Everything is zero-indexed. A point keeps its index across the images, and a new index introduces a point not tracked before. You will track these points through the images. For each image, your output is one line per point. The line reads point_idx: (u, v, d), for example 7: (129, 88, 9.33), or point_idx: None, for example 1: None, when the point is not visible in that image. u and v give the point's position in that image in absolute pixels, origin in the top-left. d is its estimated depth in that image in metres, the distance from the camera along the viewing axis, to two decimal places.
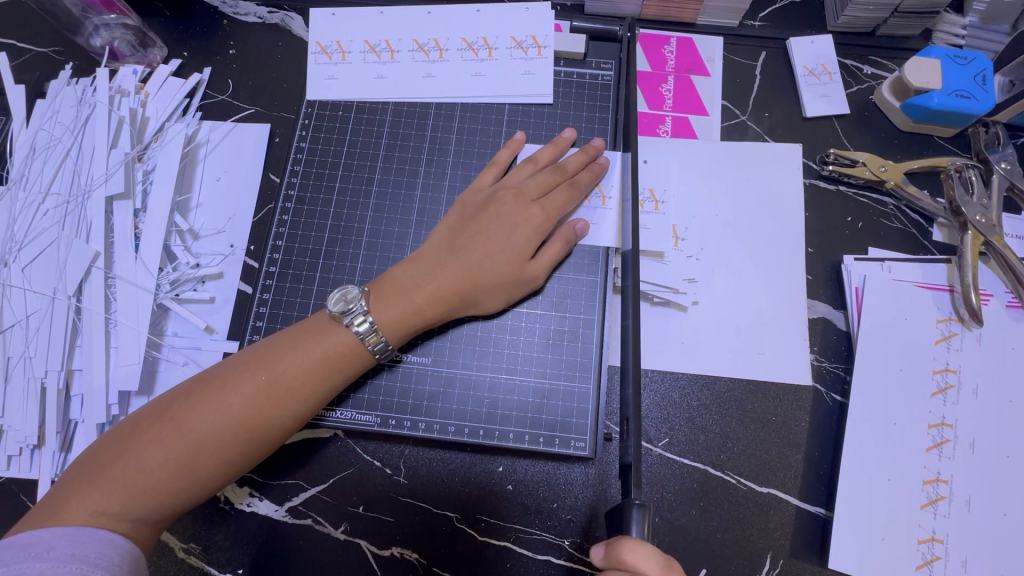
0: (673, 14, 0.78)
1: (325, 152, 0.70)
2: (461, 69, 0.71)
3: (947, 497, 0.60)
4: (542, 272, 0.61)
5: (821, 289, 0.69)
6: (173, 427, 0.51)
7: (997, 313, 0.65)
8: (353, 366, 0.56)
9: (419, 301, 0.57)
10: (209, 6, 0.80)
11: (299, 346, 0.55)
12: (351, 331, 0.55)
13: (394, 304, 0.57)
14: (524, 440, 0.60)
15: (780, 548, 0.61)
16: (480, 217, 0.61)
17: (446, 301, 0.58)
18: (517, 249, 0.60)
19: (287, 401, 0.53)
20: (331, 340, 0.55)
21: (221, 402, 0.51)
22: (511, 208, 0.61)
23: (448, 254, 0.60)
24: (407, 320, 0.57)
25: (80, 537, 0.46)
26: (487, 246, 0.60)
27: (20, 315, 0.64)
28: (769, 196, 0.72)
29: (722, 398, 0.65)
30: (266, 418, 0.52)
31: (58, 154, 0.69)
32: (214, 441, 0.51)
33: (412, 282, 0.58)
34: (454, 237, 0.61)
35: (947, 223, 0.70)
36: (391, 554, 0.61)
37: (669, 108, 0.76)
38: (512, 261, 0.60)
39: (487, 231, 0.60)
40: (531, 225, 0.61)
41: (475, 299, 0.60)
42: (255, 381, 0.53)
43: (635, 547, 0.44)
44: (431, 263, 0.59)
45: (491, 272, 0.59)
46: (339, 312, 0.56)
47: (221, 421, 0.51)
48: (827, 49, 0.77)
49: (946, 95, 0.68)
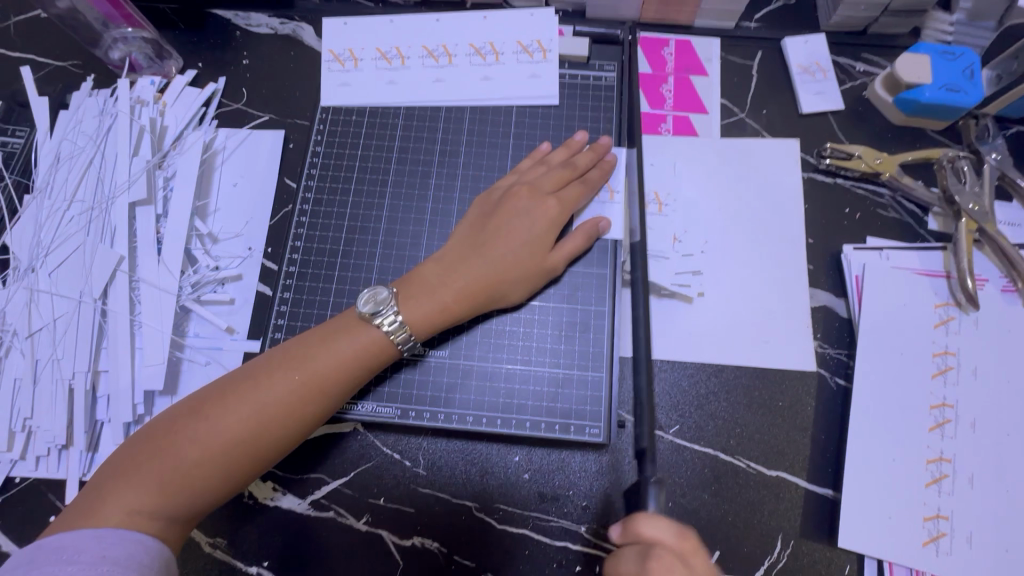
0: (672, 18, 0.81)
1: (341, 155, 0.72)
2: (469, 74, 0.74)
3: (950, 475, 0.62)
4: (562, 262, 0.63)
5: (822, 279, 0.71)
6: (206, 425, 0.52)
7: (992, 297, 0.68)
8: (377, 364, 0.58)
9: (446, 299, 0.60)
10: (224, 19, 0.82)
11: (327, 344, 0.56)
12: (379, 329, 0.57)
13: (423, 302, 0.59)
14: (540, 429, 0.62)
15: (790, 528, 0.62)
16: (498, 213, 0.63)
17: (471, 297, 0.60)
18: (536, 241, 0.62)
19: (315, 398, 0.55)
20: (357, 339, 0.57)
21: (251, 402, 0.53)
22: (527, 202, 0.63)
23: (471, 251, 0.62)
24: (435, 317, 0.59)
25: (108, 539, 0.47)
26: (507, 237, 0.62)
27: (48, 319, 0.66)
28: (769, 191, 0.74)
29: (731, 385, 0.67)
30: (296, 415, 0.54)
31: (81, 163, 0.71)
32: (245, 439, 0.52)
33: (438, 280, 0.60)
34: (476, 234, 0.63)
35: (942, 212, 0.73)
36: (412, 544, 0.63)
37: (671, 108, 0.79)
38: (532, 252, 0.62)
39: (507, 226, 0.62)
40: (547, 218, 0.63)
41: (501, 293, 0.62)
42: (285, 381, 0.54)
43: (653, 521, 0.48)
44: (456, 260, 0.61)
45: (512, 264, 0.61)
46: (369, 308, 0.58)
47: (253, 419, 0.53)
48: (821, 48, 0.80)
49: (937, 88, 0.71)
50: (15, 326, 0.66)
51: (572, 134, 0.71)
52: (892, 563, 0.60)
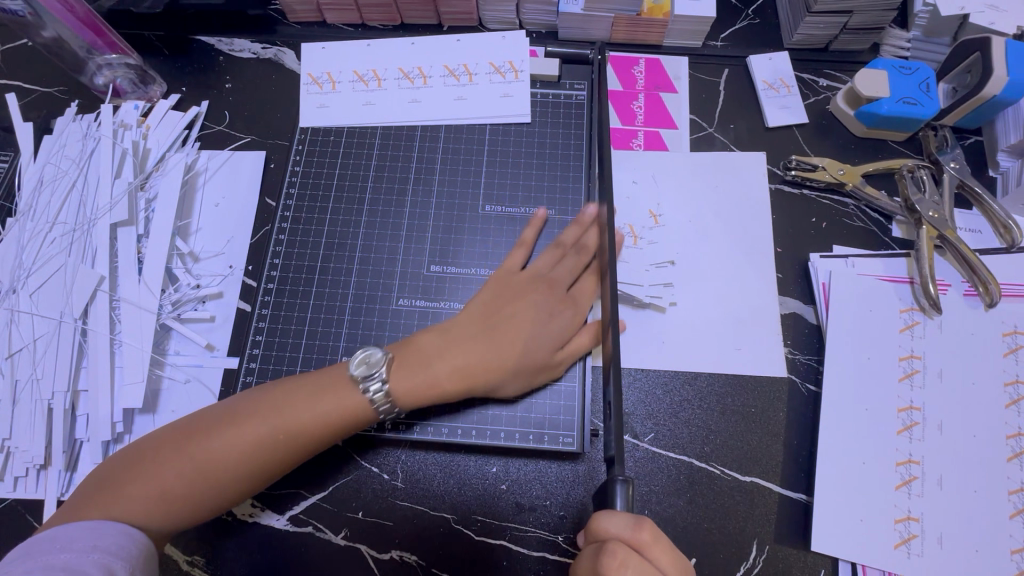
0: (640, 38, 0.84)
1: (319, 175, 0.74)
2: (444, 94, 0.76)
3: (919, 477, 0.63)
4: (567, 360, 0.63)
5: (791, 286, 0.73)
6: (189, 454, 0.53)
7: (955, 302, 0.69)
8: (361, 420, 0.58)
9: (436, 377, 0.59)
10: (207, 45, 0.85)
11: (316, 395, 0.57)
12: (364, 395, 0.57)
13: (412, 375, 0.59)
14: (514, 439, 0.63)
15: (766, 534, 0.63)
16: (515, 300, 0.64)
17: (465, 380, 0.60)
18: (549, 336, 0.62)
19: (295, 444, 0.55)
20: (344, 395, 0.57)
21: (236, 439, 0.54)
22: (546, 296, 0.64)
23: (479, 332, 0.62)
24: (420, 393, 0.59)
25: (100, 530, 0.48)
26: (519, 329, 0.62)
27: (28, 339, 0.67)
28: (738, 202, 0.76)
29: (704, 392, 0.68)
30: (276, 457, 0.55)
31: (65, 186, 0.72)
32: (224, 472, 0.53)
33: (435, 354, 0.60)
34: (488, 315, 0.63)
35: (904, 220, 0.75)
36: (390, 558, 0.63)
37: (641, 123, 0.81)
38: (545, 350, 0.62)
39: (521, 316, 0.63)
40: (563, 319, 0.63)
41: (496, 386, 0.61)
42: (272, 423, 0.55)
43: (611, 518, 0.47)
44: (462, 337, 0.62)
45: (513, 350, 0.61)
46: (360, 372, 0.58)
47: (234, 456, 0.53)
48: (784, 65, 0.83)
49: (894, 102, 0.74)
50: None
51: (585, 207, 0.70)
52: (866, 565, 0.61)
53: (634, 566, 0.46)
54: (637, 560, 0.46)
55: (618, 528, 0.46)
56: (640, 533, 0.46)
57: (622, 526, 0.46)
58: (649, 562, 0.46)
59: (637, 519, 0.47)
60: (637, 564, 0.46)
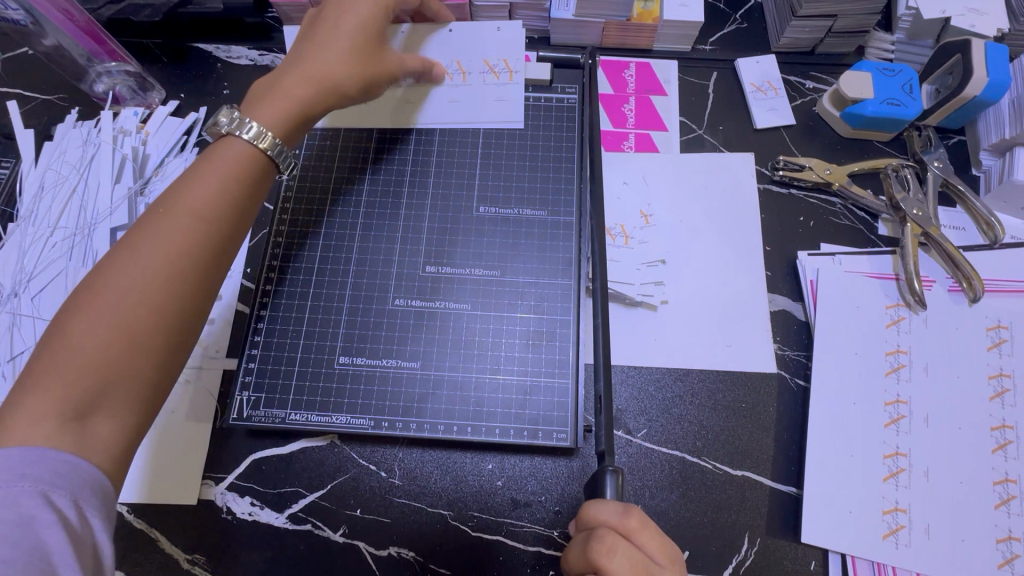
0: (631, 42, 0.86)
1: (316, 178, 0.75)
2: (436, 94, 0.76)
3: (907, 469, 0.64)
4: (383, 78, 0.64)
5: (780, 284, 0.74)
6: (53, 359, 0.44)
7: (940, 298, 0.71)
8: (250, 166, 0.54)
9: (292, 100, 0.57)
10: (205, 52, 0.86)
11: (195, 177, 0.52)
12: (243, 140, 0.54)
13: (272, 106, 0.57)
14: (509, 435, 0.64)
15: (757, 527, 0.64)
16: (325, 8, 0.62)
17: (314, 84, 0.58)
18: (351, 39, 0.60)
19: (194, 225, 0.50)
20: (221, 153, 0.53)
21: (128, 247, 0.48)
22: (344, 18, 0.61)
23: (308, 73, 0.58)
24: (288, 111, 0.57)
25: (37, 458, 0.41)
26: (333, 26, 0.60)
27: (29, 342, 0.68)
28: (728, 202, 0.78)
29: (695, 388, 0.70)
30: (179, 253, 0.49)
31: (66, 191, 0.73)
32: (114, 303, 0.46)
33: (281, 84, 0.58)
34: (306, 54, 0.59)
35: (890, 218, 0.77)
36: (388, 554, 0.64)
37: (632, 126, 0.83)
38: (358, 53, 0.61)
39: (330, 41, 0.60)
40: (364, 20, 0.61)
41: (339, 90, 0.60)
42: (166, 222, 0.49)
43: (602, 504, 0.49)
44: (293, 58, 0.59)
45: (340, 64, 0.59)
46: (227, 126, 0.55)
47: (130, 270, 0.47)
48: (772, 68, 0.85)
49: (877, 104, 0.76)
50: None
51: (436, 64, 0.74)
52: (855, 556, 0.62)
53: (625, 551, 0.46)
54: (627, 547, 0.47)
55: (608, 513, 0.48)
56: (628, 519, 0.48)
57: (612, 512, 0.48)
58: (639, 549, 0.47)
59: (626, 508, 0.49)
60: (626, 550, 0.46)
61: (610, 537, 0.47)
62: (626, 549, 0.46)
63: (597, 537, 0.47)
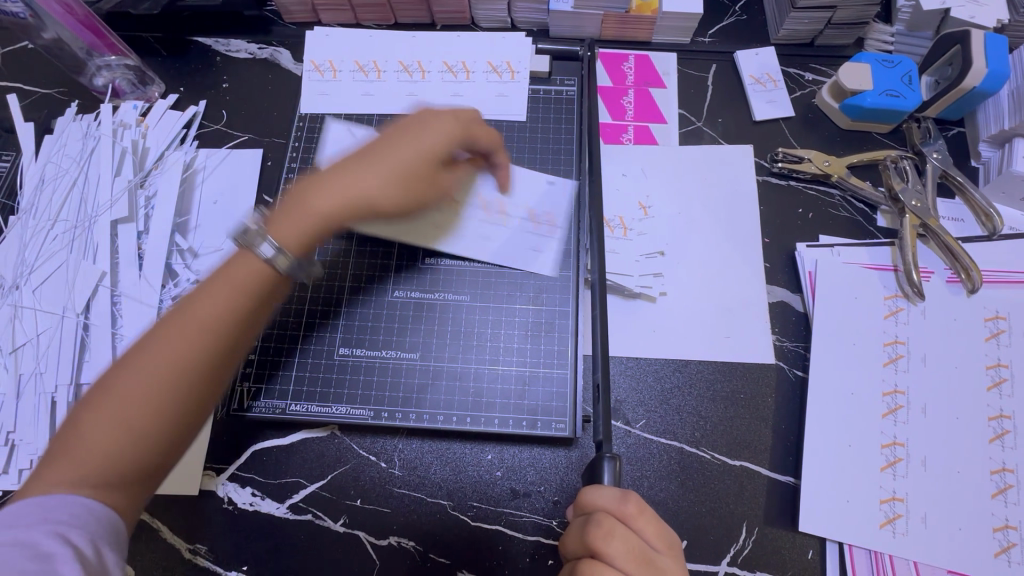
0: (630, 34, 0.86)
1: (315, 171, 0.76)
2: (440, 90, 0.78)
3: (904, 459, 0.65)
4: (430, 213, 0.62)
5: (779, 276, 0.74)
6: (57, 454, 0.44)
7: (938, 289, 0.71)
8: (263, 288, 0.52)
9: (312, 221, 0.55)
10: (205, 45, 0.86)
11: (210, 281, 0.51)
12: (258, 257, 0.52)
13: (293, 224, 0.54)
14: (508, 426, 0.64)
15: (755, 516, 0.65)
16: (382, 152, 0.59)
17: (348, 203, 0.56)
18: (409, 178, 0.59)
19: (200, 335, 0.48)
20: (236, 268, 0.52)
21: (143, 341, 0.48)
22: (411, 128, 0.60)
23: (350, 175, 0.57)
24: (309, 237, 0.55)
25: (48, 507, 0.42)
26: (382, 176, 0.58)
27: (31, 334, 0.68)
28: (727, 194, 0.78)
29: (694, 379, 0.70)
30: (185, 356, 0.47)
31: (66, 184, 0.74)
32: (124, 398, 0.46)
33: (312, 204, 0.55)
34: (356, 165, 0.58)
35: (889, 210, 0.77)
36: (388, 544, 0.64)
37: (631, 118, 0.83)
38: (405, 189, 0.59)
39: (390, 151, 0.59)
40: (427, 156, 0.60)
41: (370, 204, 0.57)
42: (175, 333, 0.48)
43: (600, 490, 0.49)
44: (330, 183, 0.56)
45: (383, 192, 0.58)
46: (242, 238, 0.52)
47: (135, 374, 0.46)
48: (771, 60, 0.85)
49: (877, 95, 0.76)
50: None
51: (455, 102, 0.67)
52: (853, 546, 0.62)
53: (621, 534, 0.47)
54: (623, 530, 0.47)
55: (604, 498, 0.48)
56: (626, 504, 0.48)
57: (608, 498, 0.48)
58: (636, 533, 0.47)
59: (624, 492, 0.49)
60: (623, 534, 0.47)
61: (608, 522, 0.47)
62: (624, 535, 0.47)
63: (594, 522, 0.47)
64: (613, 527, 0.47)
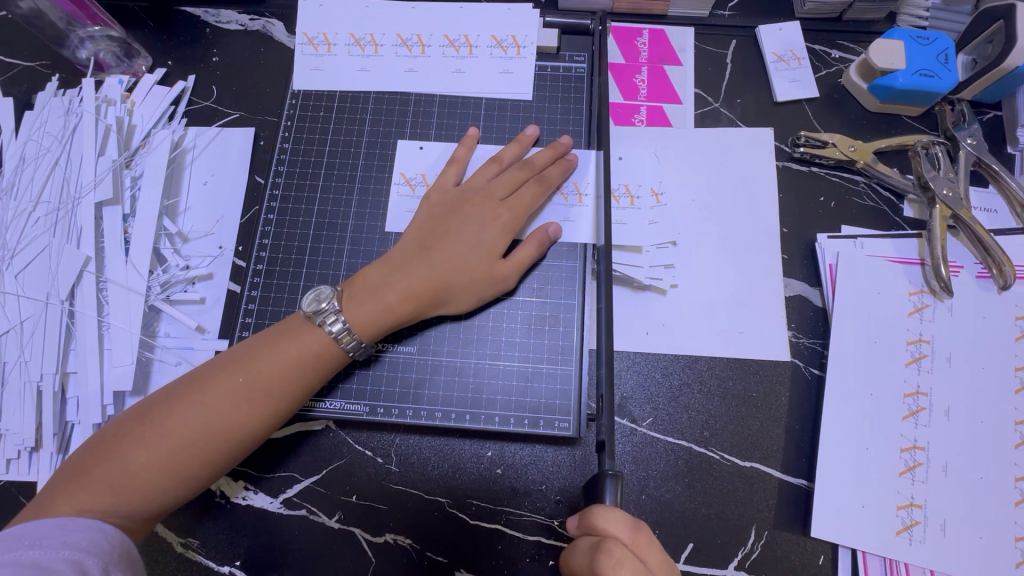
0: (645, 7, 0.81)
1: (309, 151, 0.72)
2: (442, 66, 0.73)
3: (924, 463, 0.62)
4: (513, 272, 0.62)
5: (797, 268, 0.70)
6: (108, 473, 0.50)
7: (967, 284, 0.67)
8: (325, 368, 0.57)
9: (391, 299, 0.58)
10: (192, 16, 0.82)
11: (280, 344, 0.56)
12: (325, 331, 0.56)
13: (367, 305, 0.58)
14: (509, 423, 0.62)
15: (764, 519, 0.62)
16: (450, 218, 0.62)
17: (417, 302, 0.59)
18: (487, 247, 0.61)
19: (264, 402, 0.54)
20: (306, 341, 0.56)
21: (200, 382, 0.54)
22: (479, 209, 0.62)
23: (419, 253, 0.61)
24: (381, 318, 0.58)
25: (72, 526, 0.46)
26: (449, 243, 0.61)
27: (15, 321, 0.66)
28: (745, 181, 0.73)
29: (704, 376, 0.67)
30: (243, 416, 0.53)
31: (48, 163, 0.70)
32: (175, 433, 0.51)
33: (383, 282, 0.59)
34: (424, 236, 0.62)
35: (917, 199, 0.72)
36: (384, 541, 0.62)
37: (644, 98, 0.78)
38: (482, 258, 0.61)
39: (456, 231, 0.61)
40: (499, 224, 0.62)
41: (447, 297, 0.60)
42: (234, 384, 0.53)
43: (608, 513, 0.45)
44: (403, 263, 0.60)
45: (455, 275, 0.60)
46: (310, 311, 0.57)
47: (198, 421, 0.52)
48: (795, 35, 0.79)
49: (910, 73, 0.70)
50: None
51: (525, 127, 0.70)
52: (866, 552, 0.60)
53: (632, 567, 0.44)
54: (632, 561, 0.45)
55: (619, 527, 0.45)
56: (636, 534, 0.46)
57: (623, 527, 0.45)
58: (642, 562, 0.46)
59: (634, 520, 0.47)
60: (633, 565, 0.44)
61: (621, 553, 0.44)
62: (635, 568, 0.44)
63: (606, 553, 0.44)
64: (625, 559, 0.44)
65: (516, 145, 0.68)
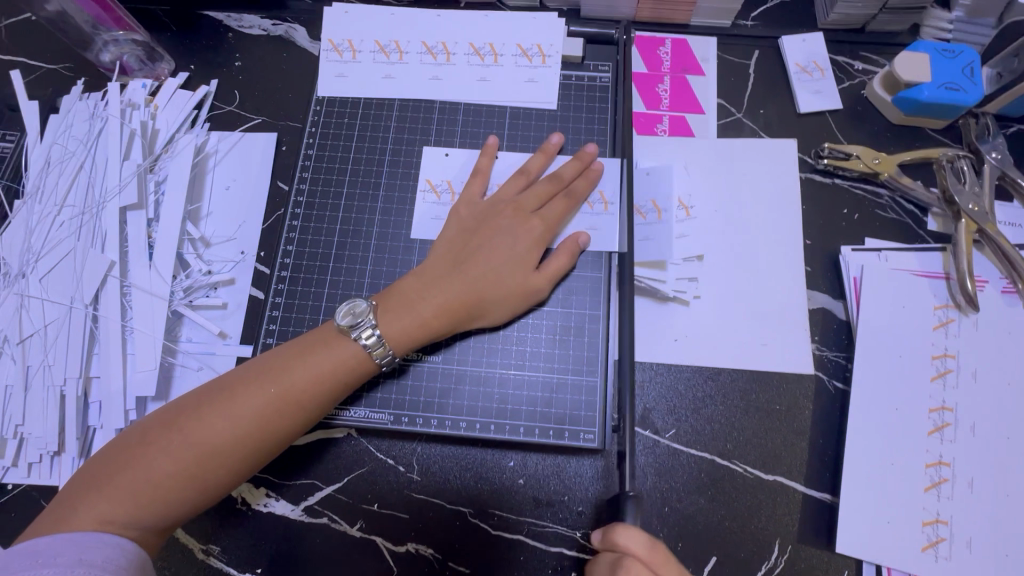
0: (668, 17, 0.81)
1: (333, 158, 0.72)
2: (467, 74, 0.73)
3: (949, 479, 0.61)
4: (545, 284, 0.62)
5: (820, 281, 0.70)
6: (133, 479, 0.50)
7: (992, 299, 0.67)
8: (354, 382, 0.57)
9: (426, 313, 0.58)
10: (216, 20, 0.82)
11: (308, 355, 0.55)
12: (358, 344, 0.56)
13: (402, 318, 0.58)
14: (534, 434, 0.61)
15: (788, 534, 0.62)
16: (481, 231, 0.62)
17: (452, 316, 0.59)
18: (520, 259, 0.61)
19: (292, 414, 0.54)
20: (336, 353, 0.56)
21: (228, 391, 0.54)
22: (510, 221, 0.63)
23: (452, 267, 0.61)
24: (416, 332, 0.58)
25: (87, 541, 0.47)
26: (481, 256, 0.61)
27: (38, 324, 0.66)
28: (767, 192, 0.73)
29: (727, 388, 0.67)
30: (271, 427, 0.53)
31: (72, 167, 0.70)
32: (202, 443, 0.51)
33: (417, 295, 0.59)
34: (456, 249, 0.62)
35: (941, 212, 0.72)
36: (406, 550, 0.62)
37: (666, 108, 0.78)
38: (515, 271, 0.61)
39: (488, 245, 0.61)
40: (531, 237, 0.62)
41: (482, 311, 0.60)
42: (262, 395, 0.53)
43: (628, 530, 0.47)
44: (436, 277, 0.60)
45: (490, 288, 0.60)
46: (345, 324, 0.57)
47: (226, 430, 0.52)
48: (819, 46, 0.79)
49: (935, 87, 0.70)
50: (5, 332, 0.66)
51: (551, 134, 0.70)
52: (891, 568, 0.60)
53: None
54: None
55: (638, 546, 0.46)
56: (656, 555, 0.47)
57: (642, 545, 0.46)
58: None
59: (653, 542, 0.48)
60: None
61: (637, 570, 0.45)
62: None
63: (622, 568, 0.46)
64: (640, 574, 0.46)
65: (542, 155, 0.68)
